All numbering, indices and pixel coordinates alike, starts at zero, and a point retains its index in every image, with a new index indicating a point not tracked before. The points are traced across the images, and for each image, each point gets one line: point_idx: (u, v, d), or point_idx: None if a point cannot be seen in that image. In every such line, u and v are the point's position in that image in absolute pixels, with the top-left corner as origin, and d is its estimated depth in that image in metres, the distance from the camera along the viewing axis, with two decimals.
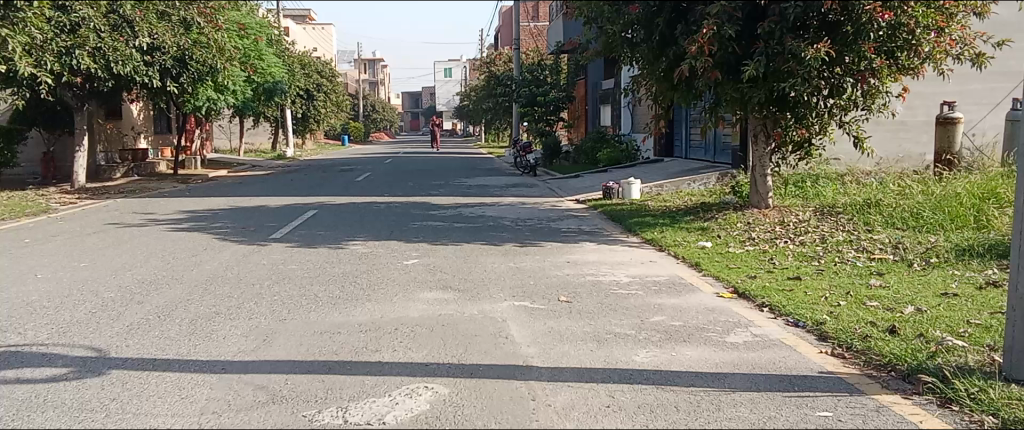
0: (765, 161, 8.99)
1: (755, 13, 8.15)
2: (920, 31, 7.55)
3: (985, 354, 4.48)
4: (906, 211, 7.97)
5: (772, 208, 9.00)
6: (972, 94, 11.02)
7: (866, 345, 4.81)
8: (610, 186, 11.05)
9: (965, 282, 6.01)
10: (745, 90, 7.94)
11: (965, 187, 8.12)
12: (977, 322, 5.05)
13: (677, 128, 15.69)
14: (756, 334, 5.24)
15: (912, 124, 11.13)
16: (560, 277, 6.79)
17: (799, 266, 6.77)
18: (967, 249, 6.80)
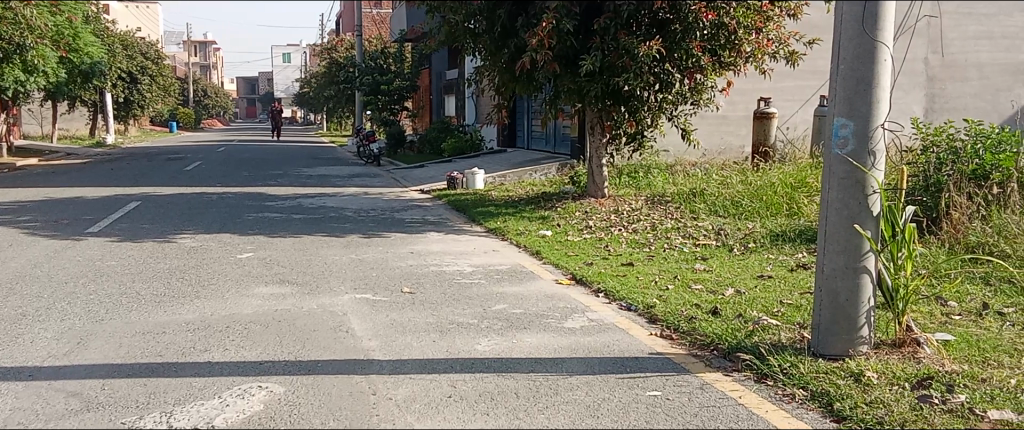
0: (601, 152, 9.31)
1: (591, 9, 8.41)
2: (740, 31, 8.07)
3: (796, 331, 4.86)
4: (728, 199, 8.51)
5: (607, 198, 9.35)
6: (785, 91, 11.94)
7: (691, 326, 5.10)
8: (455, 175, 11.05)
9: (778, 265, 6.50)
10: (583, 83, 8.18)
11: (779, 177, 8.76)
12: (788, 302, 5.48)
13: (519, 118, 15.93)
14: (592, 319, 5.42)
15: (733, 118, 11.91)
16: (403, 268, 6.71)
17: (631, 252, 7.07)
18: (780, 234, 7.36)
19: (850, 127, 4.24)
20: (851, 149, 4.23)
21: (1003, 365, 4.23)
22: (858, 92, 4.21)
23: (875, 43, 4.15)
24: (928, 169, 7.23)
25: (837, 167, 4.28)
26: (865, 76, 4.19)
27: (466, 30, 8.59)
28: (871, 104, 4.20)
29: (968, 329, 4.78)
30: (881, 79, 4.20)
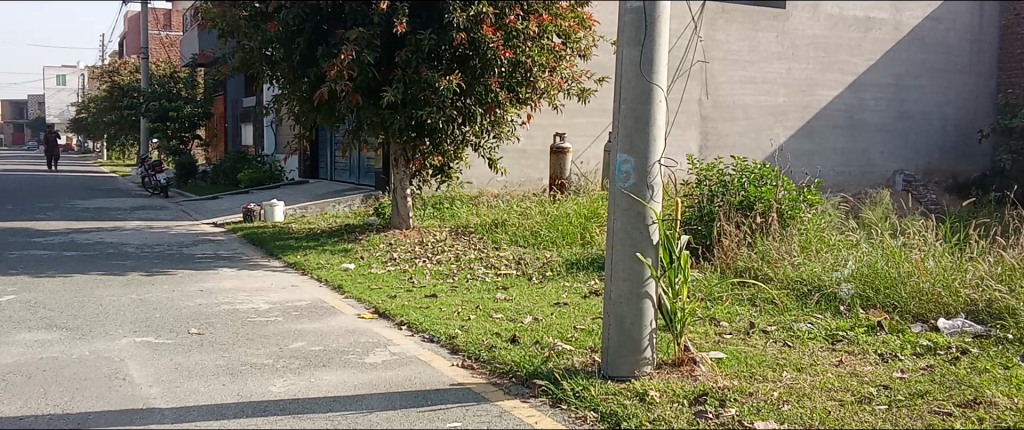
0: (405, 183, 9.32)
1: (393, 41, 8.47)
2: (536, 69, 8.46)
3: (588, 355, 5.10)
4: (527, 229, 8.82)
5: (412, 229, 9.35)
6: (579, 127, 12.59)
7: (491, 355, 5.18)
8: (251, 207, 10.60)
9: (572, 292, 6.79)
10: (385, 115, 8.16)
11: (574, 208, 9.21)
12: (582, 327, 5.74)
13: (321, 149, 15.57)
14: (394, 353, 5.36)
15: (532, 151, 12.35)
16: (192, 307, 6.28)
17: (434, 284, 7.09)
18: (575, 262, 7.72)
19: (631, 163, 4.54)
20: (632, 182, 4.52)
21: (767, 379, 4.66)
22: (637, 129, 4.52)
23: (651, 85, 4.50)
24: (702, 200, 7.97)
25: (620, 200, 4.56)
26: (643, 115, 4.51)
27: (263, 57, 8.35)
28: (649, 141, 4.52)
29: (738, 347, 5.24)
30: (657, 118, 4.54)
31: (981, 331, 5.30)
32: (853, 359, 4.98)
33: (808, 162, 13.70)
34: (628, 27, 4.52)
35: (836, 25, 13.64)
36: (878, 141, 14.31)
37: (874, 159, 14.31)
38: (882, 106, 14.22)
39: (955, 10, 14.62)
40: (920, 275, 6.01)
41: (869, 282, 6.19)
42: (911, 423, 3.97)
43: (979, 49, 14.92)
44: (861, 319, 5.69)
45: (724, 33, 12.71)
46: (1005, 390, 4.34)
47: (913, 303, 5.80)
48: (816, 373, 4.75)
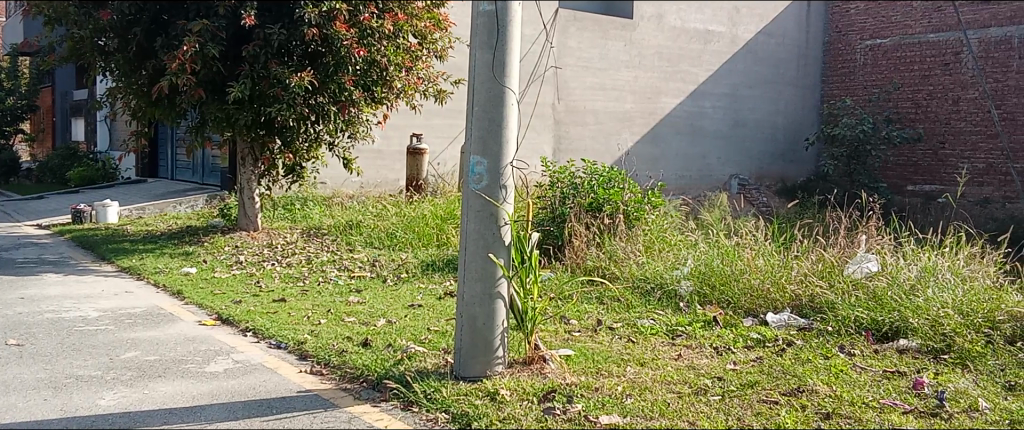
0: (253, 184, 8.95)
1: (241, 35, 8.15)
2: (391, 69, 8.36)
3: (441, 356, 5.08)
4: (382, 230, 8.71)
5: (260, 231, 8.99)
6: (435, 128, 12.56)
7: (341, 360, 5.06)
8: (81, 208, 9.84)
9: (428, 294, 6.75)
10: (231, 111, 7.80)
11: (431, 209, 9.18)
12: (435, 328, 5.72)
13: (162, 147, 14.68)
14: (238, 360, 5.12)
15: (388, 152, 12.18)
16: (9, 317, 5.74)
17: (283, 288, 6.83)
18: (430, 263, 7.69)
19: (484, 164, 4.56)
20: (485, 184, 4.55)
21: (611, 374, 4.84)
22: (490, 132, 4.55)
23: (503, 88, 4.55)
24: (555, 202, 8.19)
25: (473, 202, 4.57)
26: (495, 118, 4.55)
27: (95, 47, 7.81)
28: (500, 143, 4.57)
29: (585, 344, 5.40)
30: (508, 121, 4.60)
31: (804, 324, 5.74)
32: (691, 352, 5.26)
33: (652, 166, 14.26)
34: (481, 30, 4.54)
35: (679, 36, 14.43)
36: (716, 147, 15.16)
37: (712, 164, 15.14)
38: (720, 115, 15.11)
39: (784, 27, 15.80)
40: (751, 273, 6.42)
41: (706, 280, 6.58)
42: (742, 412, 4.23)
43: (806, 64, 16.16)
44: (699, 315, 6.03)
45: (578, 40, 13.06)
46: (825, 379, 4.69)
47: (745, 299, 6.21)
48: (657, 367, 4.98)
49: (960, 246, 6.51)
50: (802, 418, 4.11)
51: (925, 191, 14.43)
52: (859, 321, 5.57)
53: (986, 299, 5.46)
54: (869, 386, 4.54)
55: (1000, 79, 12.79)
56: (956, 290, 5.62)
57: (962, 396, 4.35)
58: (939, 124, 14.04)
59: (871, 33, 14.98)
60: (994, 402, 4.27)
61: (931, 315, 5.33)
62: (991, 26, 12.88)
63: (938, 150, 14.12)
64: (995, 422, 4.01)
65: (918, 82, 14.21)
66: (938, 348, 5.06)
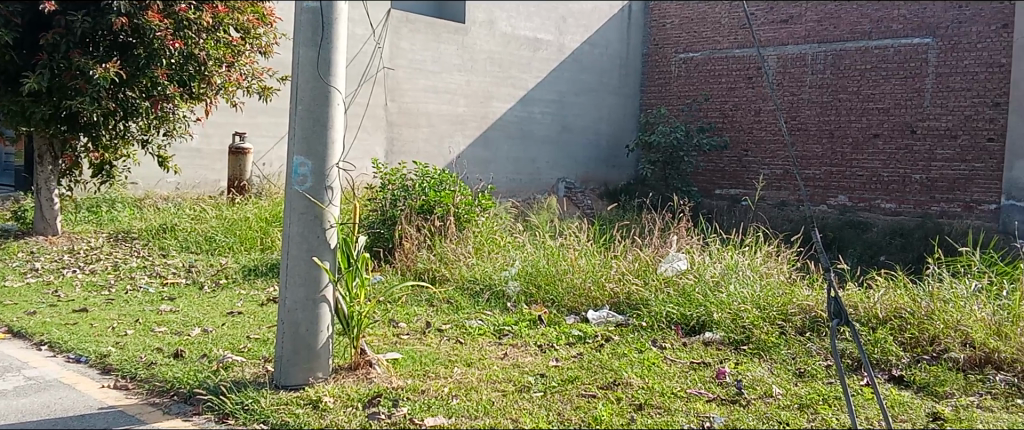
0: (51, 184, 8.18)
1: (38, 22, 7.46)
2: (210, 64, 7.93)
3: (260, 366, 4.88)
4: (200, 234, 8.26)
5: (60, 236, 8.23)
6: (260, 127, 12.04)
7: (150, 373, 4.72)
8: None
9: (248, 300, 6.46)
10: (26, 104, 7.10)
11: (255, 211, 8.80)
12: (256, 336, 5.49)
13: None
14: (30, 377, 4.66)
15: (209, 151, 11.54)
16: None
17: (86, 297, 6.29)
18: (253, 268, 7.36)
19: (308, 165, 4.42)
20: (309, 185, 4.41)
21: (438, 376, 4.84)
22: (315, 132, 4.43)
23: (328, 87, 4.43)
24: (385, 204, 8.12)
25: (296, 203, 4.41)
26: (320, 117, 4.43)
27: None
28: (326, 144, 4.45)
29: (414, 347, 5.38)
30: (334, 121, 4.49)
31: (621, 320, 6.04)
32: (516, 351, 5.38)
33: (483, 169, 14.41)
34: (306, 25, 4.39)
35: (509, 43, 14.73)
36: (544, 151, 15.59)
37: (541, 168, 15.55)
38: (548, 120, 15.58)
39: (608, 37, 16.54)
40: (574, 272, 6.70)
41: (532, 280, 6.76)
42: (562, 406, 4.37)
43: (627, 73, 17.02)
44: (525, 314, 6.18)
45: (410, 42, 12.99)
46: (638, 371, 4.95)
47: (568, 298, 6.45)
48: (484, 366, 5.04)
49: (759, 245, 7.10)
50: (617, 410, 4.31)
51: (731, 195, 15.63)
52: (670, 316, 5.93)
53: (779, 294, 5.97)
54: (677, 377, 4.84)
55: (795, 93, 14.09)
56: (754, 285, 6.13)
57: (758, 383, 4.72)
58: (743, 133, 15.28)
59: (685, 46, 16.07)
60: (786, 388, 4.65)
61: (732, 309, 5.78)
62: (788, 44, 14.13)
63: (742, 157, 15.35)
64: (786, 405, 4.37)
65: (725, 94, 15.45)
66: (738, 339, 5.49)
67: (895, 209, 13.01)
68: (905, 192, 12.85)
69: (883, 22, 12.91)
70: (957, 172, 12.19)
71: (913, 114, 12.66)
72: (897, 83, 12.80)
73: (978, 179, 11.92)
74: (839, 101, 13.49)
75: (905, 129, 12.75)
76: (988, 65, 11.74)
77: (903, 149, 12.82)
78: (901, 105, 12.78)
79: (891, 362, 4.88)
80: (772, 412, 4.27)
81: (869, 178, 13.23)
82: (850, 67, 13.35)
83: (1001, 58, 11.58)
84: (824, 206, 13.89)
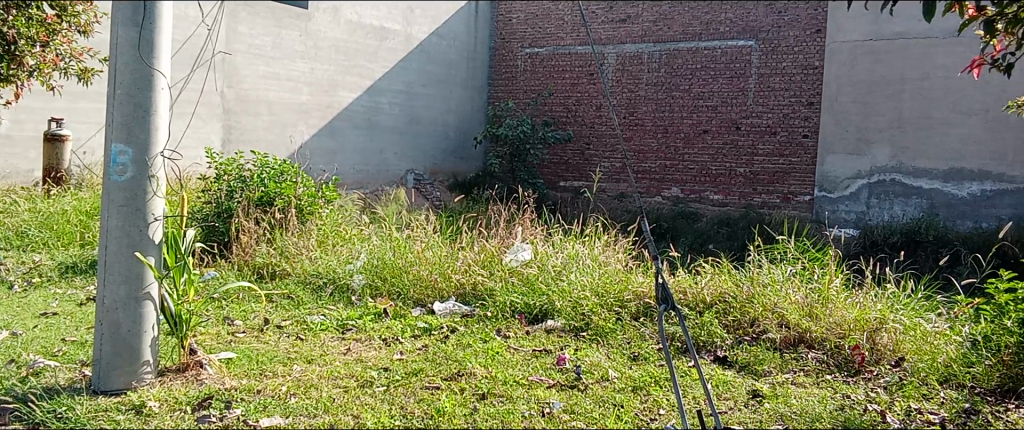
0: None
1: None
2: (21, 42, 7.19)
3: (76, 370, 4.50)
4: (9, 228, 7.51)
5: None
6: (80, 112, 11.09)
7: None
8: None
9: (65, 300, 5.95)
10: None
11: (74, 204, 8.12)
12: (72, 339, 5.06)
13: None
14: None
15: (20, 138, 10.51)
16: None
17: None
18: (71, 266, 6.79)
19: (128, 154, 4.10)
20: (129, 175, 4.08)
21: (276, 374, 4.67)
22: (135, 118, 4.11)
23: (151, 70, 4.11)
24: (220, 196, 7.71)
25: (115, 195, 4.08)
26: (142, 103, 4.11)
27: None
28: (148, 131, 4.15)
29: (250, 345, 5.15)
30: (159, 107, 4.19)
31: (467, 310, 6.08)
32: (359, 346, 5.28)
33: (329, 159, 14.01)
34: (125, 3, 4.06)
35: (354, 31, 14.38)
36: (392, 142, 15.38)
37: (389, 159, 15.33)
38: (396, 111, 15.39)
39: (454, 30, 16.51)
40: (420, 264, 6.66)
41: (377, 273, 6.66)
42: (405, 400, 4.32)
43: (474, 66, 17.11)
44: (369, 308, 6.07)
45: (249, 26, 12.37)
46: (482, 361, 4.99)
47: (414, 289, 6.40)
48: (325, 363, 4.91)
49: (598, 235, 7.34)
50: (460, 400, 4.32)
51: (574, 187, 16.09)
52: (515, 305, 6.04)
53: (616, 281, 6.21)
54: (519, 365, 4.93)
55: (633, 90, 14.64)
56: (593, 273, 6.35)
57: (596, 368, 4.89)
58: (586, 127, 15.79)
59: (530, 41, 16.46)
60: (621, 371, 4.84)
61: (573, 297, 5.95)
62: (626, 43, 14.66)
63: (585, 150, 15.87)
64: (621, 388, 4.55)
65: (568, 89, 15.95)
66: (578, 326, 5.66)
67: (722, 200, 13.90)
68: (731, 184, 13.74)
69: (712, 25, 13.67)
70: (776, 166, 13.18)
71: (738, 112, 13.55)
72: (724, 82, 13.62)
73: (794, 173, 12.99)
74: (672, 98, 14.19)
75: (731, 125, 13.62)
76: (803, 68, 12.76)
77: (729, 143, 13.69)
78: (728, 103, 13.63)
79: (716, 343, 5.22)
80: (608, 395, 4.43)
81: (700, 171, 14.03)
82: (682, 66, 14.04)
83: (814, 61, 12.62)
84: (659, 197, 14.60)
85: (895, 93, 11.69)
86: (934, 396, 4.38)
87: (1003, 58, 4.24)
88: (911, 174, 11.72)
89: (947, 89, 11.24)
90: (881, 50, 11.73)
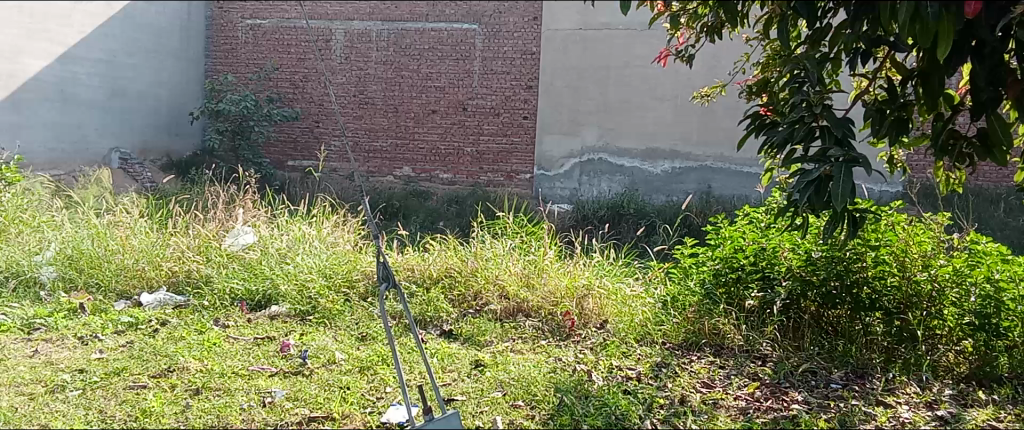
0: None
1: None
2: None
3: None
4: None
5: None
6: None
7: None
8: None
9: None
10: None
11: None
12: None
13: None
14: None
15: None
16: None
17: None
18: None
19: None
20: None
21: None
22: None
23: None
24: None
25: None
26: None
27: None
28: None
29: None
30: None
31: (180, 301, 5.63)
32: (49, 347, 4.67)
33: (11, 134, 11.58)
34: None
35: None
36: (92, 117, 13.58)
37: (89, 136, 13.52)
38: (95, 82, 13.58)
39: None
40: (124, 253, 6.07)
41: (72, 264, 5.97)
42: (104, 403, 3.90)
43: (187, 36, 15.83)
44: (62, 303, 5.40)
45: None
46: (197, 355, 4.64)
47: (118, 281, 5.82)
48: (7, 369, 4.28)
49: (326, 215, 7.14)
50: (170, 398, 3.99)
51: (302, 166, 15.58)
52: (234, 292, 5.72)
53: (344, 262, 6.12)
54: (239, 356, 4.66)
55: (362, 68, 14.27)
56: (320, 255, 6.19)
57: (322, 352, 4.77)
58: (313, 105, 15.42)
59: (251, 13, 15.67)
60: (348, 353, 4.77)
61: (299, 280, 5.77)
62: (354, 20, 14.22)
63: (313, 128, 15.48)
64: (347, 370, 4.49)
65: (294, 64, 15.43)
66: (303, 311, 5.48)
67: (451, 179, 14.16)
68: (459, 164, 14.04)
69: (437, 7, 13.85)
70: (500, 145, 13.75)
71: (463, 93, 13.85)
72: (452, 64, 13.84)
73: (516, 152, 13.68)
74: (401, 77, 14.09)
75: (458, 106, 13.90)
76: (523, 53, 13.46)
77: (456, 124, 13.95)
78: (455, 84, 13.86)
79: (442, 318, 5.38)
80: (333, 378, 4.34)
81: (429, 150, 14.14)
82: (410, 46, 14.00)
83: (532, 47, 13.40)
84: (391, 177, 14.43)
85: (601, 78, 12.81)
86: (631, 352, 4.85)
87: (685, 51, 4.73)
88: (616, 153, 12.98)
89: (644, 78, 12.61)
90: (592, 39, 12.70)
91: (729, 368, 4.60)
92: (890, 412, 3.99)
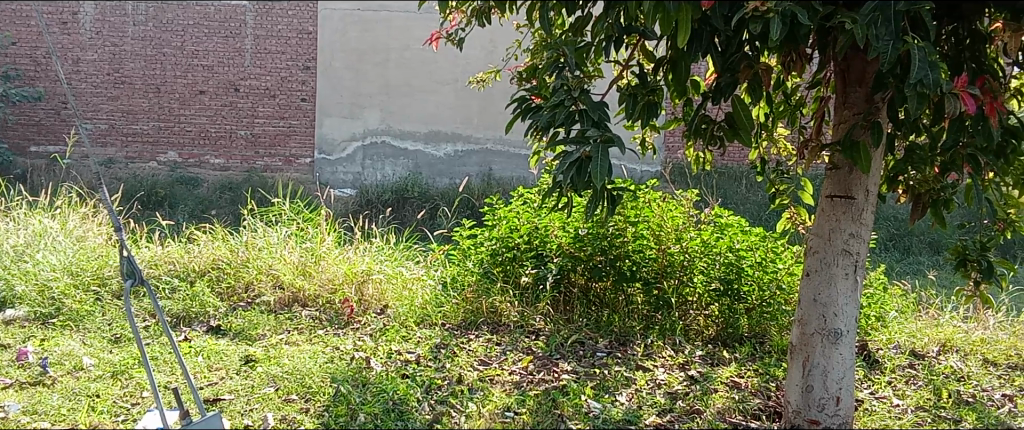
0: None
1: None
2: None
3: None
4: None
5: None
6: None
7: None
8: None
9: None
10: None
11: None
12: None
13: None
14: None
15: None
16: None
17: None
18: None
19: None
20: None
21: None
22: None
23: None
24: None
25: None
26: None
27: None
28: None
29: None
30: None
31: None
32: None
33: None
34: None
35: None
36: None
37: None
38: None
39: None
40: None
41: None
42: None
43: None
44: None
45: None
46: None
47: None
48: None
49: (73, 206, 6.45)
50: None
51: (48, 153, 13.95)
52: None
53: (94, 257, 5.58)
54: None
55: (116, 44, 12.99)
56: (65, 251, 5.58)
57: (68, 358, 4.29)
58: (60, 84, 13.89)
59: None
60: (98, 357, 4.32)
61: (40, 280, 5.17)
62: None
63: (60, 110, 13.94)
64: (96, 377, 4.06)
65: (36, 39, 13.77)
66: (46, 313, 4.89)
67: (223, 164, 13.32)
68: (231, 148, 13.25)
69: None
70: (276, 128, 13.20)
71: (235, 73, 13.11)
72: (220, 42, 13.04)
73: (295, 135, 13.23)
74: (163, 55, 13.02)
75: (229, 87, 13.12)
76: (298, 32, 13.04)
77: (227, 105, 13.16)
78: (224, 63, 13.07)
79: (209, 313, 5.05)
80: (79, 386, 3.92)
81: (198, 133, 13.20)
82: (172, 21, 13.01)
83: (308, 26, 13.00)
84: (153, 163, 13.29)
85: None
86: (411, 336, 4.83)
87: (456, 34, 4.76)
88: (398, 136, 12.81)
89: None
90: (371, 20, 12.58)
91: (506, 344, 4.73)
92: (648, 376, 4.28)
